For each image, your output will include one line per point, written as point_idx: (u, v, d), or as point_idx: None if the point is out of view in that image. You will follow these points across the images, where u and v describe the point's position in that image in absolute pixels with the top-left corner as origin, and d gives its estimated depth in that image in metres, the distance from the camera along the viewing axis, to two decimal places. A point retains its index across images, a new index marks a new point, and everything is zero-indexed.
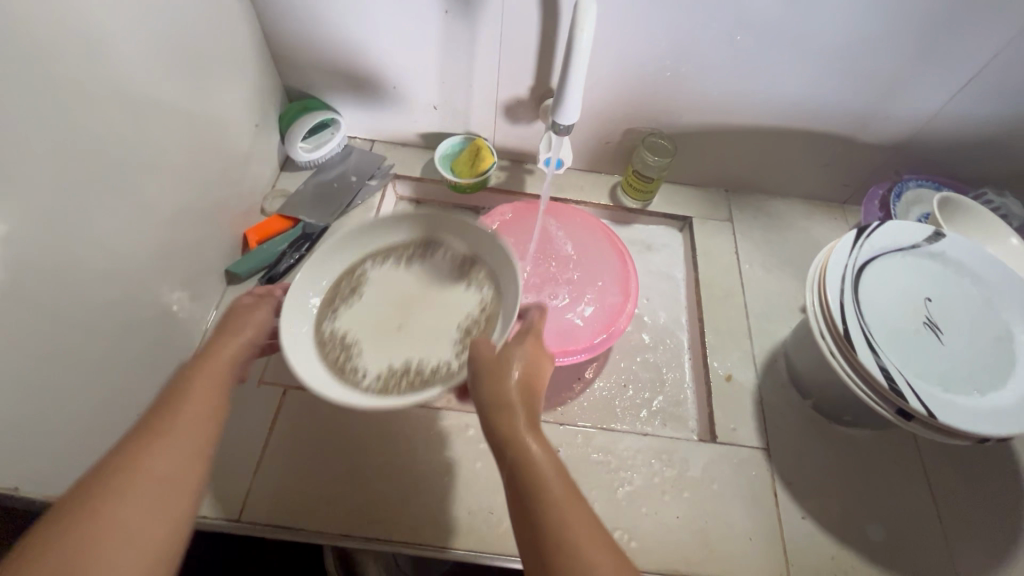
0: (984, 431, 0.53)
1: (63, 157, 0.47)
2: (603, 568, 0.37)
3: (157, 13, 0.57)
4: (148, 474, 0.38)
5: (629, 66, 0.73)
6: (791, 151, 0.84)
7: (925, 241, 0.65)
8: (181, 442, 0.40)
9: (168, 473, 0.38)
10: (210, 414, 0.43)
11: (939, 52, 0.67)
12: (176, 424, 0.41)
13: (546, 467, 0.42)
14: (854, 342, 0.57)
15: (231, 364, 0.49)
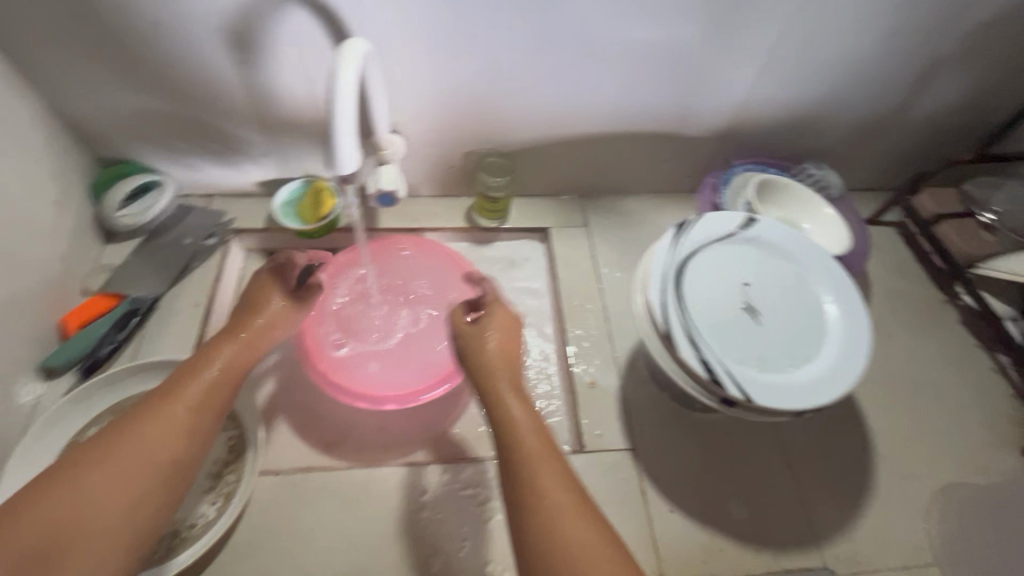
0: (796, 406, 0.57)
1: None
2: (555, 490, 0.47)
3: None
4: (177, 399, 0.52)
5: (448, 92, 0.74)
6: (627, 152, 0.87)
7: (741, 228, 0.68)
8: (198, 384, 0.54)
9: (187, 401, 0.52)
10: (222, 364, 0.56)
11: (729, 46, 0.72)
12: (197, 372, 0.55)
13: (524, 424, 0.53)
14: (675, 341, 0.59)
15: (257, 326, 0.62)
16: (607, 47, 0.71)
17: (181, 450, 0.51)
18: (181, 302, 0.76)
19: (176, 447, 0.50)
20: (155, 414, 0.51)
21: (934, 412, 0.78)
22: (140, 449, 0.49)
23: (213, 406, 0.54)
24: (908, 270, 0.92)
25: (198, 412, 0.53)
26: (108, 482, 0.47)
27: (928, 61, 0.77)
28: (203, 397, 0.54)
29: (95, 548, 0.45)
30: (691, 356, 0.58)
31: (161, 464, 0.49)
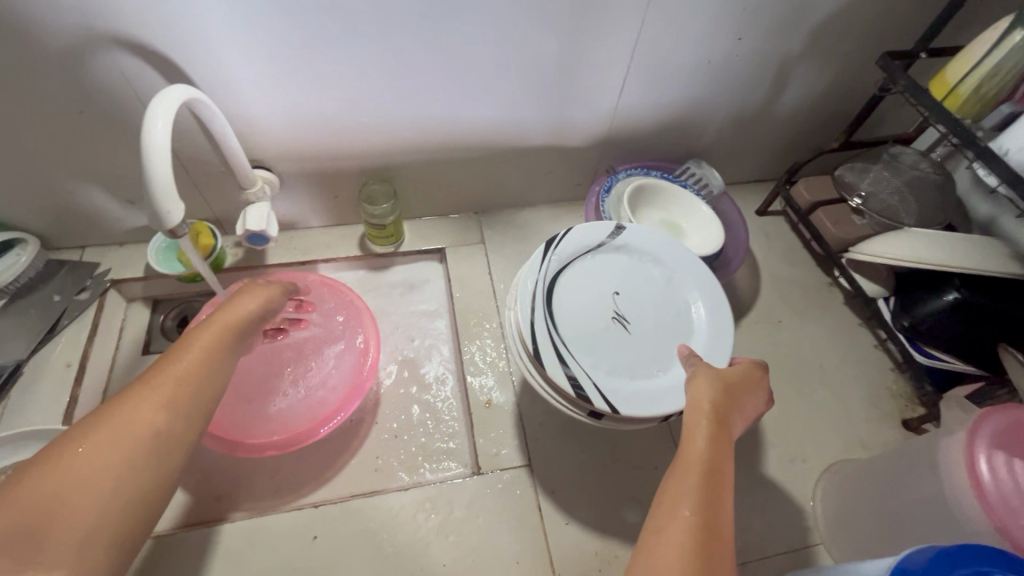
0: (661, 411, 0.58)
1: None
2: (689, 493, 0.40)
3: None
4: (152, 389, 0.47)
5: (313, 125, 0.72)
6: (513, 166, 0.88)
7: (611, 236, 0.69)
8: (167, 381, 0.48)
9: (156, 397, 0.47)
10: (207, 356, 0.52)
11: (587, 60, 0.73)
12: (163, 369, 0.49)
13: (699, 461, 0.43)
14: (543, 359, 0.59)
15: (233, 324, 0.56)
16: (467, 71, 0.70)
17: (178, 423, 0.47)
18: (53, 361, 0.73)
19: (178, 421, 0.47)
20: (135, 390, 0.47)
21: (819, 393, 0.82)
22: (151, 420, 0.45)
23: (204, 397, 0.50)
24: (794, 257, 0.96)
25: (199, 386, 0.50)
26: (115, 454, 0.42)
27: (783, 59, 0.80)
28: (209, 369, 0.51)
29: (77, 532, 0.39)
30: (559, 372, 0.59)
31: (161, 439, 0.45)
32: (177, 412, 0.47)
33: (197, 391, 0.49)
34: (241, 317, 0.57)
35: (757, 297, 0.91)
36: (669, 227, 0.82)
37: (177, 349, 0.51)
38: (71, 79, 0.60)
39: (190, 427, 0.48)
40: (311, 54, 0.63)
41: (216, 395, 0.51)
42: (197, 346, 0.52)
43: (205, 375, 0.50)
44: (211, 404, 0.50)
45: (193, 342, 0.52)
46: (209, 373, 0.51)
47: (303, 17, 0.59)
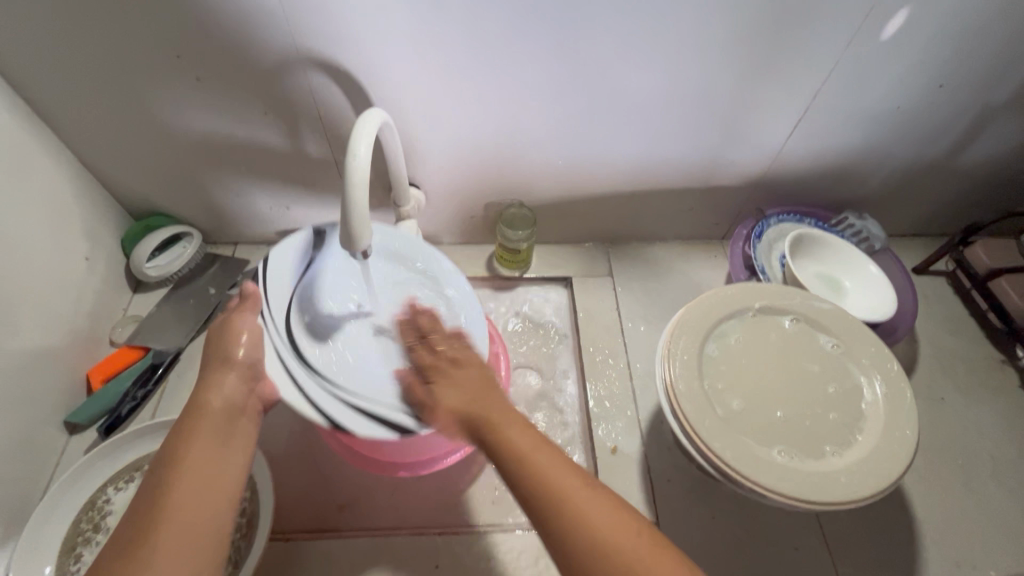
0: (762, 492, 0.53)
1: None
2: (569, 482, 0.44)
3: None
4: (175, 500, 0.44)
5: (469, 147, 0.73)
6: (653, 201, 0.85)
7: (797, 296, 0.65)
8: (188, 477, 0.46)
9: (184, 495, 0.45)
10: (216, 441, 0.50)
11: (762, 97, 0.69)
12: (181, 466, 0.47)
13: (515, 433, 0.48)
14: (683, 405, 0.57)
15: (224, 402, 0.53)
16: (631, 103, 0.69)
17: (208, 507, 0.46)
18: (203, 352, 0.78)
19: (205, 522, 0.45)
20: (150, 513, 0.44)
21: (992, 490, 0.72)
22: (179, 522, 0.44)
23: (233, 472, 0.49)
24: (960, 327, 0.86)
25: (216, 475, 0.48)
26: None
27: (981, 110, 0.72)
28: (216, 461, 0.48)
29: None
30: (764, 461, 0.54)
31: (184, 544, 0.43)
32: (200, 513, 0.45)
33: (220, 476, 0.48)
34: (229, 400, 0.53)
35: (917, 369, 0.81)
36: (828, 282, 0.77)
37: (172, 453, 0.48)
38: (266, 93, 0.64)
39: (215, 521, 0.45)
40: (485, 78, 0.64)
41: (228, 489, 0.48)
42: (192, 448, 0.48)
43: (211, 468, 0.48)
44: (228, 492, 0.48)
45: (185, 440, 0.49)
46: (215, 466, 0.48)
47: (488, 42, 0.60)
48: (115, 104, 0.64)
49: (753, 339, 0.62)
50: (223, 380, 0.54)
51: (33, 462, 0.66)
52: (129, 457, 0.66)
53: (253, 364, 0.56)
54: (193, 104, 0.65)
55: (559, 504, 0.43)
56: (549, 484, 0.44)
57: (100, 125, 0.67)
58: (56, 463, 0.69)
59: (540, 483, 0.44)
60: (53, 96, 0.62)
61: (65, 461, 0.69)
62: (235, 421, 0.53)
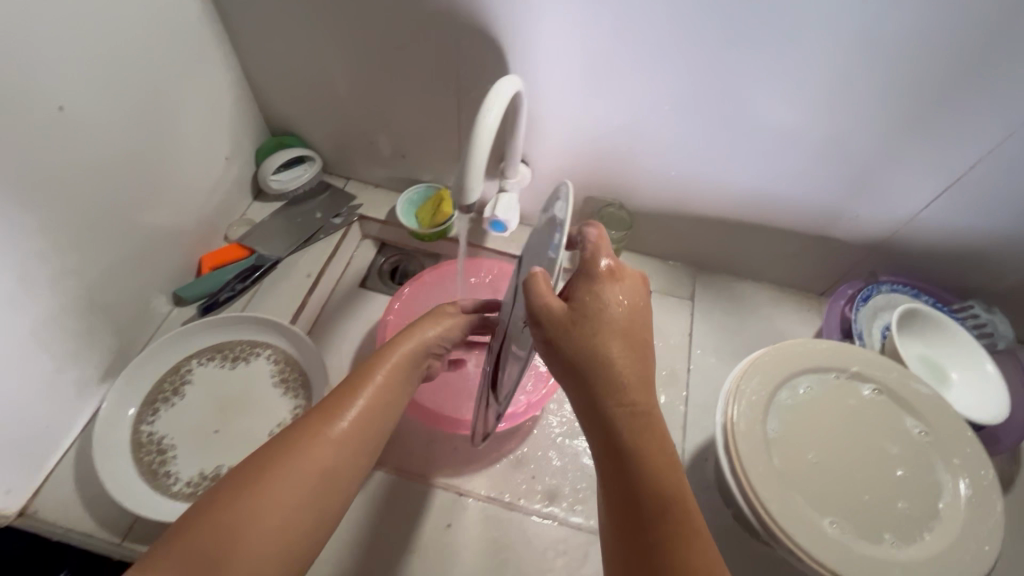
0: (802, 558, 0.50)
1: (24, 193, 0.54)
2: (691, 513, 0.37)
3: (142, 59, 0.64)
4: (330, 442, 0.45)
5: (585, 135, 0.74)
6: (757, 239, 0.81)
7: (891, 371, 0.60)
8: (345, 440, 0.46)
9: (343, 448, 0.46)
10: (389, 401, 0.50)
11: (910, 152, 0.64)
12: (345, 412, 0.47)
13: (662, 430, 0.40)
14: (738, 442, 0.55)
15: (399, 370, 0.52)
16: (768, 125, 0.65)
17: (341, 470, 0.45)
18: (297, 267, 0.84)
19: (342, 477, 0.45)
20: (314, 432, 0.45)
21: None
22: (301, 477, 0.43)
23: (358, 456, 0.47)
24: None
25: (357, 452, 0.47)
26: (278, 503, 0.41)
27: None
28: (372, 431, 0.48)
29: None
30: (814, 529, 0.51)
31: (321, 483, 0.44)
32: (294, 518, 0.42)
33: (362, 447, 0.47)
34: (404, 364, 0.53)
35: (1010, 491, 0.72)
36: (931, 369, 0.70)
37: (343, 394, 0.48)
38: (414, 40, 0.68)
39: (347, 477, 0.46)
40: (623, 72, 0.64)
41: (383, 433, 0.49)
42: (364, 388, 0.49)
43: (379, 415, 0.49)
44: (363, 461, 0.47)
45: (365, 387, 0.49)
46: (372, 422, 0.48)
47: (639, 32, 0.60)
48: (286, 24, 0.71)
49: (826, 401, 0.59)
50: (426, 331, 0.55)
51: (141, 320, 0.74)
52: (215, 342, 0.74)
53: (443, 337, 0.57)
54: (348, 40, 0.71)
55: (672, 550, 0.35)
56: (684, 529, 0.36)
57: (270, 41, 0.74)
58: (158, 327, 0.77)
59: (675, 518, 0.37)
60: (238, 7, 0.70)
61: (166, 327, 0.78)
62: (408, 373, 0.53)
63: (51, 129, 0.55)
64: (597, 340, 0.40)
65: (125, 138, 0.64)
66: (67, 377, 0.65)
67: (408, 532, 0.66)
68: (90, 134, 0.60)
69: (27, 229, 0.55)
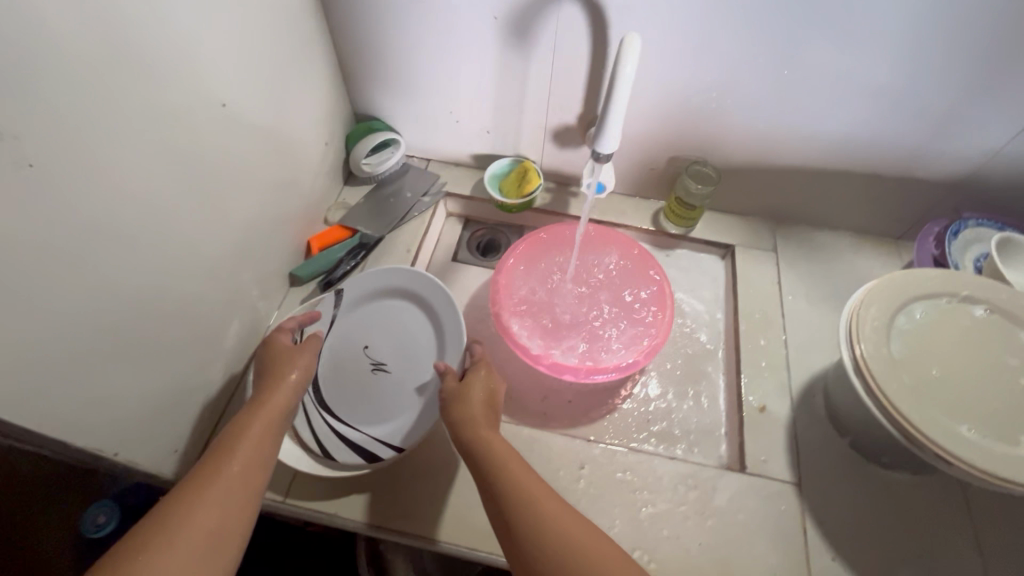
0: (951, 462, 0.53)
1: (186, 172, 0.58)
2: (562, 522, 0.50)
3: (266, 46, 0.67)
4: (213, 492, 0.48)
5: (675, 95, 0.77)
6: (839, 185, 0.84)
7: (1002, 292, 0.63)
8: (231, 489, 0.49)
9: (229, 498, 0.49)
10: (260, 454, 0.54)
11: (1003, 88, 0.66)
12: (227, 461, 0.51)
13: (524, 468, 0.55)
14: (870, 363, 0.58)
15: (277, 416, 0.58)
16: (861, 68, 0.68)
17: (230, 521, 0.48)
18: (396, 243, 0.88)
19: (232, 522, 0.48)
20: (196, 483, 0.49)
21: None
22: (198, 526, 0.46)
23: (246, 505, 0.50)
24: None
25: (244, 498, 0.50)
26: (180, 553, 0.44)
27: None
28: (250, 478, 0.51)
29: None
30: (959, 434, 0.54)
31: (213, 527, 0.47)
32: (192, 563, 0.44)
33: (244, 497, 0.50)
34: (273, 413, 0.58)
35: None
36: None
37: (226, 439, 0.54)
38: (514, 13, 0.72)
39: (237, 525, 0.48)
40: (722, 28, 0.67)
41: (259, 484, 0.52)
42: (240, 440, 0.54)
43: (249, 461, 0.52)
44: (250, 510, 0.50)
45: (239, 441, 0.54)
46: (247, 471, 0.52)
47: None
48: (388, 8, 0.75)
49: (944, 323, 0.62)
50: (281, 386, 0.61)
51: (264, 299, 0.78)
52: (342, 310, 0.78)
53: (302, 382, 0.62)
54: (448, 18, 0.74)
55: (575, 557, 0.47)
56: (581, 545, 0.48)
57: (369, 26, 0.78)
58: (277, 306, 0.82)
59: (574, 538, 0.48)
60: None
61: (285, 306, 0.82)
62: (277, 425, 0.58)
63: (204, 112, 0.59)
64: (467, 413, 0.61)
65: (254, 124, 0.68)
66: (214, 351, 0.69)
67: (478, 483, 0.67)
68: (231, 117, 0.63)
69: (188, 209, 0.59)
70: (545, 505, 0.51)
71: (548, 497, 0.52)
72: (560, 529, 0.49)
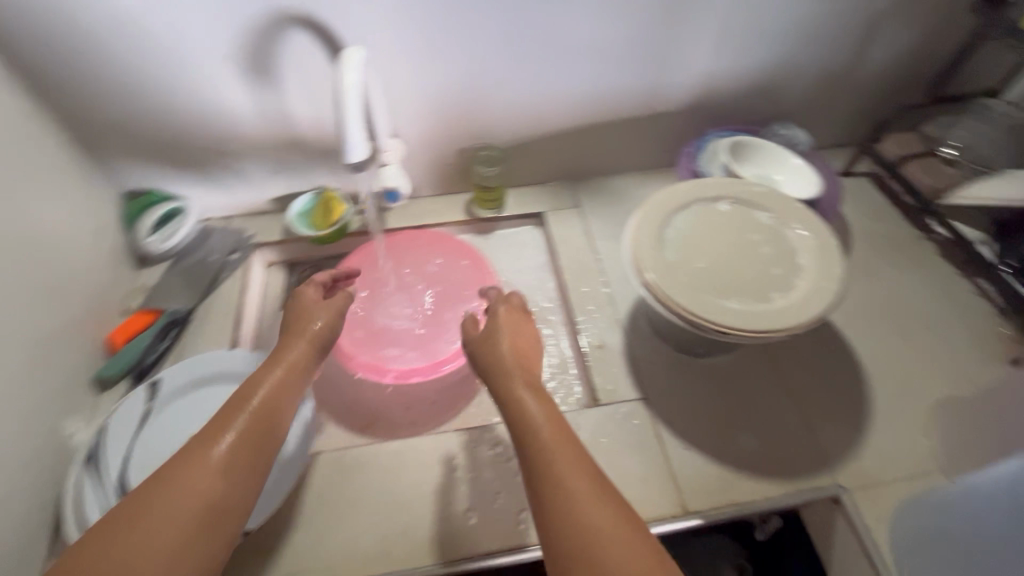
0: (726, 332, 0.62)
1: None
2: (581, 492, 0.43)
3: None
4: (203, 473, 0.44)
5: (437, 91, 0.81)
6: (608, 135, 0.95)
7: (736, 184, 0.75)
8: (218, 470, 0.45)
9: (209, 483, 0.44)
10: (265, 447, 0.50)
11: (685, 18, 0.79)
12: (192, 452, 0.46)
13: (540, 418, 0.49)
14: (650, 274, 0.67)
15: (277, 412, 0.53)
16: (574, 25, 0.77)
17: (222, 502, 0.44)
18: (214, 310, 0.83)
19: (214, 506, 0.44)
20: (174, 467, 0.45)
21: (924, 338, 0.83)
22: (172, 513, 0.42)
23: (229, 496, 0.45)
24: (883, 214, 0.98)
25: (227, 485, 0.45)
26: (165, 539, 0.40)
27: (868, 16, 0.84)
28: (241, 467, 0.47)
29: None
30: (726, 307, 0.64)
31: (202, 514, 0.43)
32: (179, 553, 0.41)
33: (241, 473, 0.47)
34: (269, 400, 0.52)
35: (851, 250, 0.93)
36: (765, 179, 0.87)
37: (212, 426, 0.49)
38: (251, 51, 0.71)
39: (224, 507, 0.44)
40: (446, 20, 0.73)
41: (242, 498, 0.46)
42: (229, 430, 0.48)
43: (253, 451, 0.48)
44: (239, 498, 0.46)
45: (237, 423, 0.49)
46: (249, 455, 0.48)
47: None
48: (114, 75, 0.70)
49: (701, 223, 0.72)
50: (266, 375, 0.55)
51: (71, 417, 0.70)
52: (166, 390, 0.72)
53: (296, 364, 0.58)
54: (184, 70, 0.72)
55: (589, 554, 0.39)
56: (586, 528, 0.40)
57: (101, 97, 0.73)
58: (92, 418, 0.73)
59: (569, 522, 0.41)
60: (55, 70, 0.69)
61: (101, 416, 0.74)
62: (281, 409, 0.53)
63: None
64: (493, 357, 0.57)
65: None
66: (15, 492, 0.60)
67: (360, 511, 0.66)
68: None
69: None
70: (564, 466, 0.44)
71: (568, 450, 0.46)
72: (567, 507, 0.42)
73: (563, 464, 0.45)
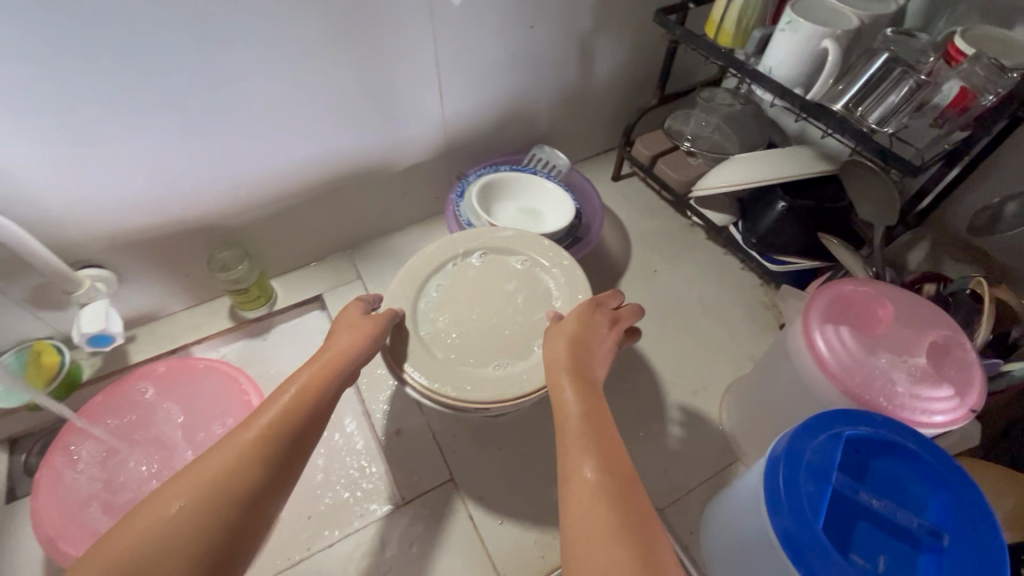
0: (483, 407, 0.59)
1: None
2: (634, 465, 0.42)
3: None
4: (186, 478, 0.44)
5: (127, 210, 0.68)
6: (368, 199, 0.88)
7: (486, 235, 0.72)
8: (211, 461, 0.45)
9: (199, 480, 0.43)
10: (294, 419, 0.49)
11: (395, 76, 0.73)
12: (231, 437, 0.47)
13: (574, 400, 0.49)
14: (400, 363, 0.61)
15: (334, 374, 0.54)
16: (262, 108, 0.67)
17: (199, 507, 0.42)
18: None
19: (204, 500, 0.43)
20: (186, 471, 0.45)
21: (706, 326, 0.87)
22: (146, 526, 0.41)
23: (257, 469, 0.45)
24: (655, 210, 1.02)
25: (239, 465, 0.45)
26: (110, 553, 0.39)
27: (580, 36, 0.86)
28: (252, 446, 0.46)
29: None
30: (480, 380, 0.60)
31: (162, 523, 0.41)
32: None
33: (267, 452, 0.46)
34: (320, 371, 0.54)
35: (631, 254, 0.96)
36: (527, 212, 0.88)
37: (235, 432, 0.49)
38: None
39: (222, 494, 0.43)
40: (92, 137, 0.59)
41: (260, 474, 0.45)
42: (275, 402, 0.50)
43: (262, 431, 0.48)
44: (244, 481, 0.45)
45: (264, 406, 0.50)
46: (236, 445, 0.46)
47: (44, 87, 0.54)
48: None
49: (454, 285, 0.68)
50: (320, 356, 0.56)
51: None
52: None
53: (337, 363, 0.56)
54: None
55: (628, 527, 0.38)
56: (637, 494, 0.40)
57: None
58: None
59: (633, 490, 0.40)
60: None
61: None
62: (329, 384, 0.54)
63: None
64: (565, 335, 0.57)
65: None
66: None
67: None
68: None
69: None
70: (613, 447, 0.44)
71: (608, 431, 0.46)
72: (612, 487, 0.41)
73: (608, 433, 0.46)
